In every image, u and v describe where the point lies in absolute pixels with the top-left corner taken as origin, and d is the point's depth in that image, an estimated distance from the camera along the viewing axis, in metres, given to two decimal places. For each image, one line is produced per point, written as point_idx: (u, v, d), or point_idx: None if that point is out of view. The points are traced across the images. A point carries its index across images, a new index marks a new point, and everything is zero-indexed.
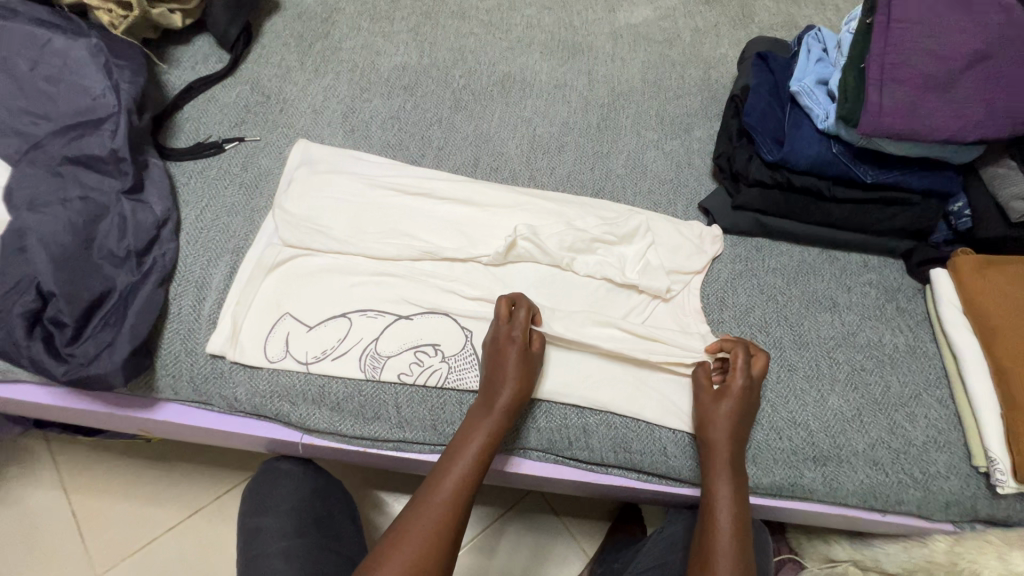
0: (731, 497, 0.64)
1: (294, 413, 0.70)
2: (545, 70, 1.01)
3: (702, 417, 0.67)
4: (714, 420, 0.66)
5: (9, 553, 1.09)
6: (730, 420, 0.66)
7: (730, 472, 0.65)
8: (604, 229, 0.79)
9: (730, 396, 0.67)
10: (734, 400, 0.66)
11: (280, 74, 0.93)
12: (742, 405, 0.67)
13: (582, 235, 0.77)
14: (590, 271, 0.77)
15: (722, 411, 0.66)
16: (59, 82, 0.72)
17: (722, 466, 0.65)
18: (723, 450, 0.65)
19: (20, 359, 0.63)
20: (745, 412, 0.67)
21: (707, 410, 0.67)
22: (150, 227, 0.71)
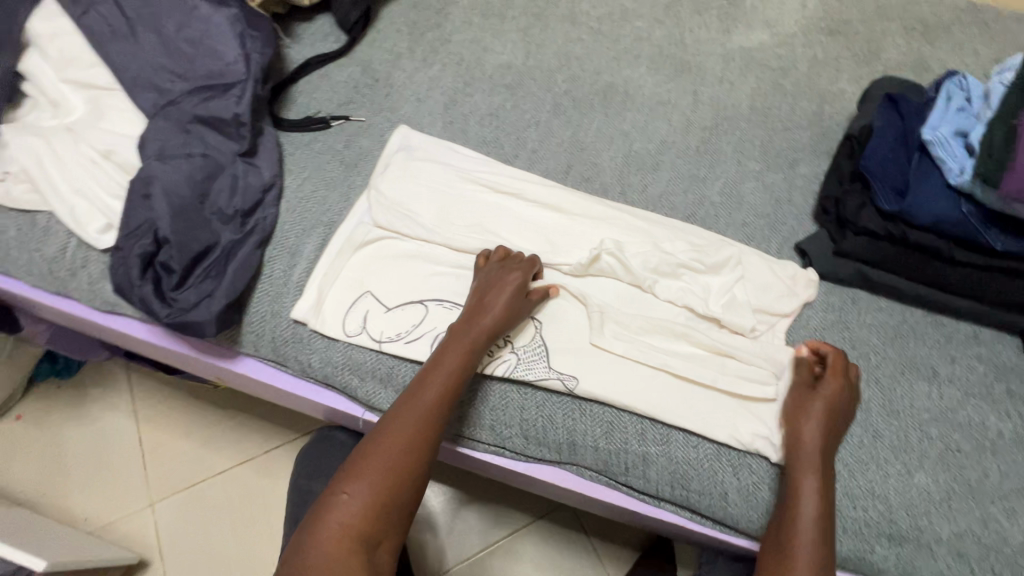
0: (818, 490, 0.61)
1: (361, 389, 0.72)
2: (649, 86, 0.98)
3: (793, 408, 0.66)
4: (807, 419, 0.64)
5: (81, 467, 1.19)
6: (821, 421, 0.64)
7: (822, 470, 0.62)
8: (691, 256, 0.76)
9: (828, 392, 0.66)
10: (825, 400, 0.65)
11: (391, 60, 0.96)
12: (835, 406, 0.65)
13: (669, 258, 0.75)
14: (672, 296, 0.74)
15: (816, 410, 0.65)
16: (198, 45, 0.78)
17: (811, 457, 0.62)
18: (813, 447, 0.63)
19: (131, 296, 0.68)
20: (839, 417, 0.65)
21: (805, 402, 0.66)
22: (257, 191, 0.75)
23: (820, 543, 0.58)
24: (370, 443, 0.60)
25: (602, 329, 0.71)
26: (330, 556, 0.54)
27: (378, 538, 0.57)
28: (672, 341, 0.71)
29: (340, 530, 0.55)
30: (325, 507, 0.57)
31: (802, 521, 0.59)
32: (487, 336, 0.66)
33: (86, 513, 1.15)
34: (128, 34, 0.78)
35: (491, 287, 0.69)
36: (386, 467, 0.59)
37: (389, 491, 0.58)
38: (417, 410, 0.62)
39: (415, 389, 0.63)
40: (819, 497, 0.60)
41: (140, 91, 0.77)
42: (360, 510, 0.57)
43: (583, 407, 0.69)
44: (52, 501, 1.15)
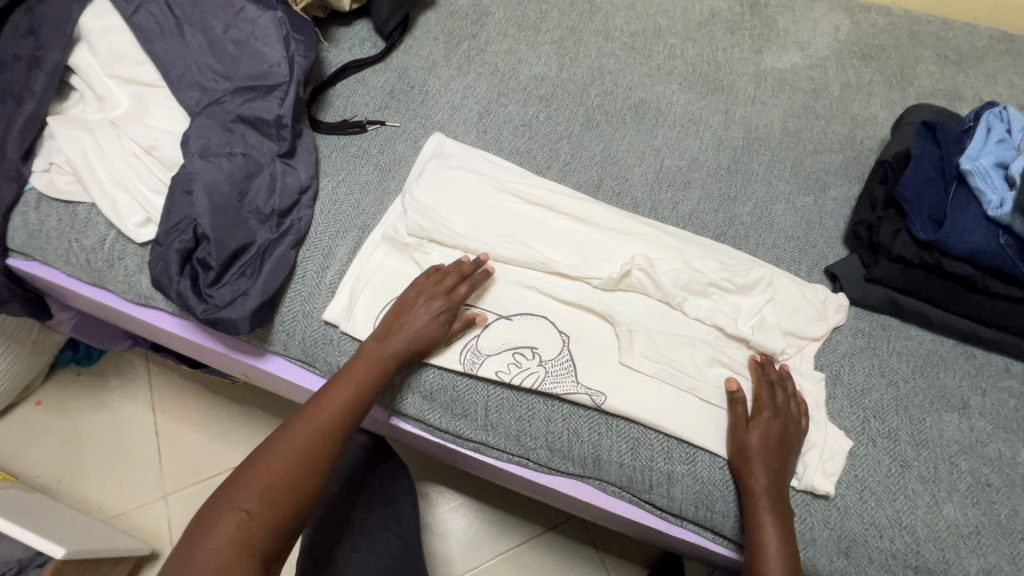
0: (775, 528, 0.61)
1: (389, 393, 0.73)
2: (681, 103, 0.99)
3: (733, 442, 0.66)
4: (753, 457, 0.63)
5: (97, 455, 1.20)
6: (761, 454, 0.63)
7: (771, 496, 0.62)
8: (722, 275, 0.76)
9: (763, 403, 0.66)
10: (761, 432, 0.64)
11: (427, 67, 0.98)
12: (782, 424, 0.65)
13: (700, 276, 0.75)
14: (701, 314, 0.74)
15: (751, 444, 0.64)
16: (244, 47, 0.79)
17: (759, 494, 0.62)
18: (760, 481, 0.63)
19: (168, 290, 0.69)
20: (787, 448, 0.65)
21: (739, 434, 0.65)
22: (294, 191, 0.76)
23: (788, 566, 0.59)
24: (277, 440, 0.63)
25: (631, 348, 0.71)
26: (220, 570, 0.54)
27: (272, 553, 0.57)
28: (700, 358, 0.71)
29: (234, 545, 0.55)
30: (216, 521, 0.57)
31: (764, 545, 0.60)
32: (397, 357, 0.68)
33: (101, 502, 1.15)
34: (176, 33, 0.80)
35: (405, 308, 0.69)
36: (281, 483, 0.60)
37: (283, 508, 0.59)
38: (314, 427, 0.63)
39: (315, 404, 0.65)
40: (774, 519, 0.61)
41: (185, 89, 0.78)
42: (254, 526, 0.57)
43: (611, 423, 0.69)
44: (67, 488, 1.16)
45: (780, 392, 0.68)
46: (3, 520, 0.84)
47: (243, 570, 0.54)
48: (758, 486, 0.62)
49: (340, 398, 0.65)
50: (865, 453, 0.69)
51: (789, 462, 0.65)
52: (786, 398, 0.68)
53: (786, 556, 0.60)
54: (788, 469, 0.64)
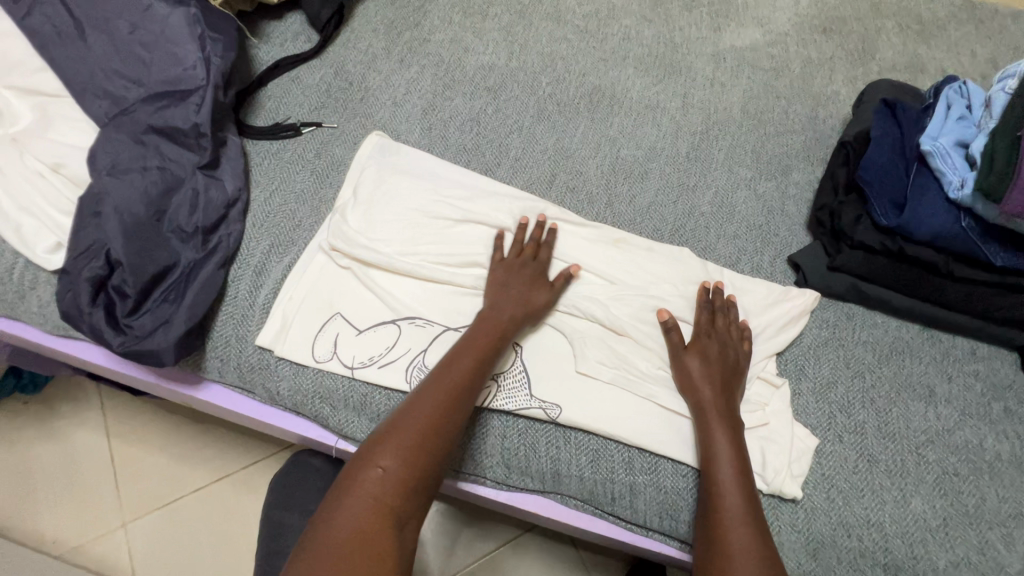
0: (728, 445, 0.61)
1: (333, 418, 0.68)
2: (637, 88, 0.95)
3: (676, 368, 0.67)
4: (698, 380, 0.65)
5: (50, 488, 1.14)
6: (704, 373, 0.65)
7: (723, 415, 0.63)
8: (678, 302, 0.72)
9: (715, 360, 0.66)
10: (701, 355, 0.66)
11: (366, 61, 0.91)
12: (720, 345, 0.67)
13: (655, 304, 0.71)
14: (652, 339, 0.69)
15: (696, 368, 0.65)
16: (154, 49, 0.72)
17: (710, 413, 0.63)
18: (709, 399, 0.63)
19: (81, 324, 0.63)
20: (727, 368, 0.66)
21: (680, 357, 0.67)
22: (220, 206, 0.71)
23: (742, 475, 0.59)
24: (408, 420, 0.57)
25: (585, 356, 0.68)
26: (360, 525, 0.50)
27: (409, 513, 0.53)
28: (655, 365, 0.68)
29: (373, 504, 0.52)
30: (355, 483, 0.53)
31: (717, 456, 0.60)
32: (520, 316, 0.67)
33: (57, 535, 1.10)
34: (76, 36, 0.72)
35: (507, 276, 0.70)
36: (417, 439, 0.56)
37: (423, 469, 0.55)
38: (458, 386, 0.60)
39: (443, 364, 0.62)
40: (725, 431, 0.61)
41: (91, 99, 0.71)
42: (394, 485, 0.53)
43: (568, 436, 0.66)
44: (20, 525, 1.11)
45: (731, 350, 0.68)
46: None
47: (381, 533, 0.50)
48: (709, 403, 0.63)
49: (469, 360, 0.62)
50: (831, 449, 0.67)
51: (734, 381, 0.66)
52: (736, 355, 0.68)
53: (739, 470, 0.60)
54: (734, 387, 0.66)
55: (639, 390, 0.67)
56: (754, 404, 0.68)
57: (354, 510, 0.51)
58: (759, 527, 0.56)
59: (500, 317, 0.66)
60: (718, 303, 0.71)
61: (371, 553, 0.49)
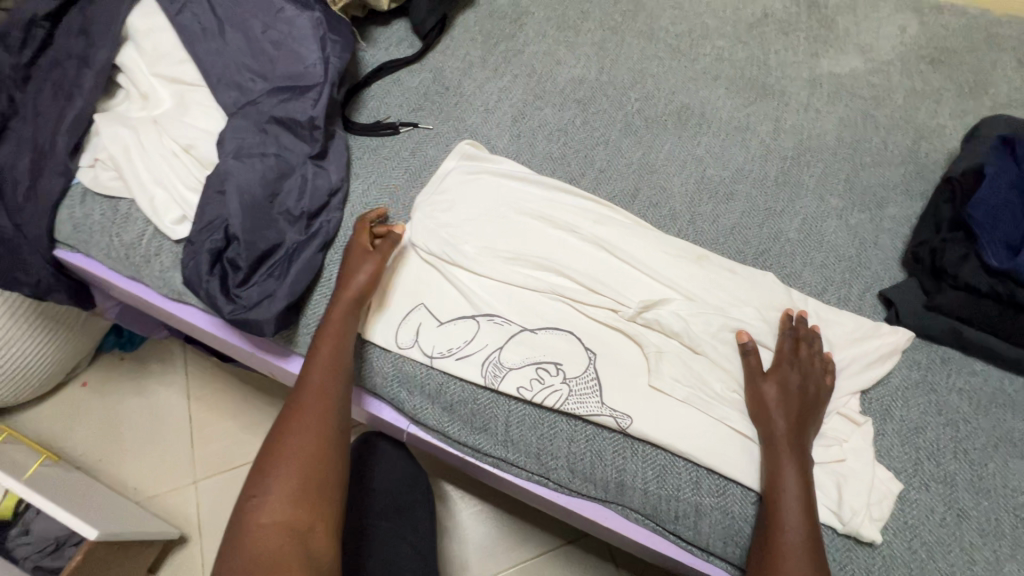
0: (797, 475, 0.59)
1: (410, 402, 0.71)
2: (727, 108, 0.94)
3: (748, 393, 0.66)
4: (773, 405, 0.63)
5: (134, 438, 1.24)
6: (782, 401, 0.63)
7: (793, 446, 0.61)
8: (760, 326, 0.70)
9: (786, 396, 0.63)
10: (779, 383, 0.64)
11: (463, 68, 0.96)
12: (802, 375, 0.65)
13: (735, 326, 0.70)
14: (730, 361, 0.69)
15: (773, 395, 0.64)
16: (281, 47, 0.79)
17: (778, 443, 0.61)
18: (778, 427, 0.62)
19: (198, 289, 0.70)
20: (806, 398, 0.64)
21: (756, 382, 0.66)
22: (324, 193, 0.76)
23: (806, 507, 0.58)
24: (276, 437, 0.62)
25: (659, 371, 0.68)
26: (255, 559, 0.55)
27: (308, 527, 0.57)
28: (730, 386, 0.67)
29: (259, 531, 0.56)
30: (242, 522, 0.58)
31: (781, 487, 0.59)
32: (355, 294, 0.69)
33: (136, 483, 1.20)
34: (216, 32, 0.80)
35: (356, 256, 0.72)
36: (292, 461, 0.60)
37: (304, 474, 0.59)
38: (313, 387, 0.64)
39: (305, 370, 0.66)
40: (793, 461, 0.60)
41: (222, 88, 0.79)
42: (281, 504, 0.57)
43: (636, 448, 0.65)
44: (106, 469, 1.21)
45: (813, 382, 0.65)
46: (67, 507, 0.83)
47: (281, 551, 0.55)
48: (780, 432, 0.62)
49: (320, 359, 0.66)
50: (916, 497, 0.63)
51: (813, 411, 0.64)
52: (816, 388, 0.65)
53: (804, 501, 0.58)
54: (812, 418, 0.64)
55: (712, 410, 0.66)
56: (832, 439, 0.65)
57: (248, 551, 0.55)
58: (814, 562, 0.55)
59: (344, 320, 0.68)
60: (799, 335, 0.69)
61: (279, 571, 0.54)
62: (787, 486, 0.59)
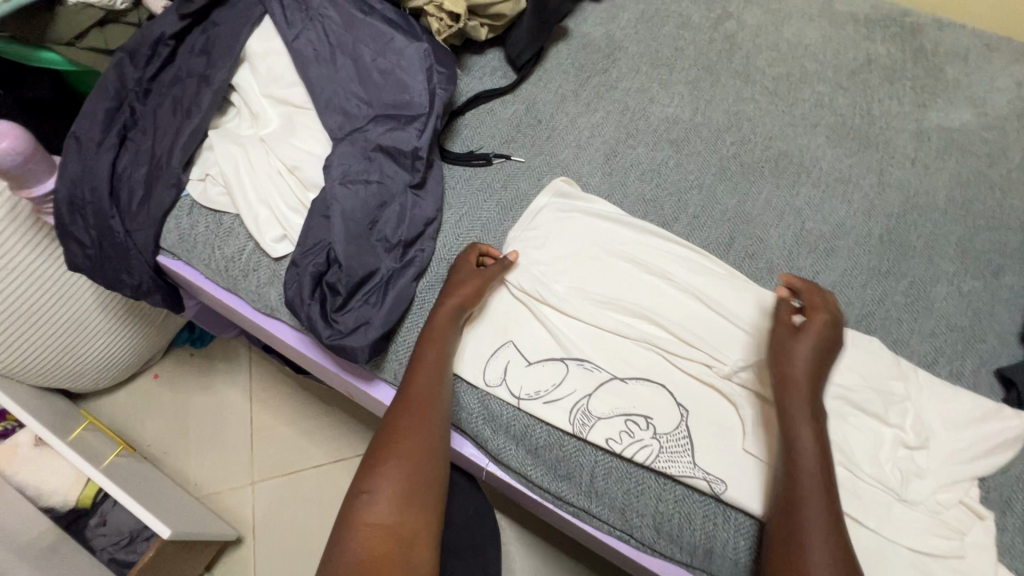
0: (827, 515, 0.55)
1: (493, 441, 0.71)
2: (827, 158, 0.91)
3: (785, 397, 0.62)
4: (802, 421, 0.60)
5: (199, 434, 1.28)
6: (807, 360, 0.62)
7: (821, 478, 0.57)
8: (867, 397, 0.67)
9: (798, 380, 0.62)
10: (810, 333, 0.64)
11: (555, 102, 0.96)
12: (829, 329, 0.65)
13: (840, 396, 0.67)
14: (833, 433, 0.65)
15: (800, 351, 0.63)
16: (389, 76, 0.81)
17: (806, 471, 0.57)
18: (812, 450, 0.58)
19: (298, 310, 0.72)
20: (822, 363, 0.63)
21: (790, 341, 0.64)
22: (421, 223, 0.77)
23: (842, 561, 0.53)
24: (384, 440, 0.63)
25: (756, 436, 0.65)
26: (362, 557, 0.55)
27: (412, 534, 0.57)
28: (834, 460, 0.64)
29: (368, 528, 0.57)
30: (350, 516, 0.58)
31: (805, 523, 0.55)
32: (457, 308, 0.70)
33: (197, 478, 1.24)
34: (328, 59, 0.83)
35: (457, 273, 0.73)
36: (402, 460, 0.61)
37: (409, 482, 0.60)
38: (420, 394, 0.65)
39: (409, 376, 0.67)
40: (824, 502, 0.56)
41: (329, 113, 0.81)
42: (387, 507, 0.58)
43: (729, 516, 0.63)
44: (171, 461, 1.25)
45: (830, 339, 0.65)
46: (146, 512, 0.90)
47: (382, 556, 0.55)
48: (805, 444, 0.59)
49: (423, 367, 0.67)
50: None
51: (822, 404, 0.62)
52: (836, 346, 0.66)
53: (837, 554, 0.53)
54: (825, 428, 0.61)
55: None
56: (952, 530, 0.60)
57: (354, 547, 0.56)
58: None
59: (450, 318, 0.70)
60: (811, 296, 0.68)
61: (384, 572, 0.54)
62: (814, 520, 0.55)
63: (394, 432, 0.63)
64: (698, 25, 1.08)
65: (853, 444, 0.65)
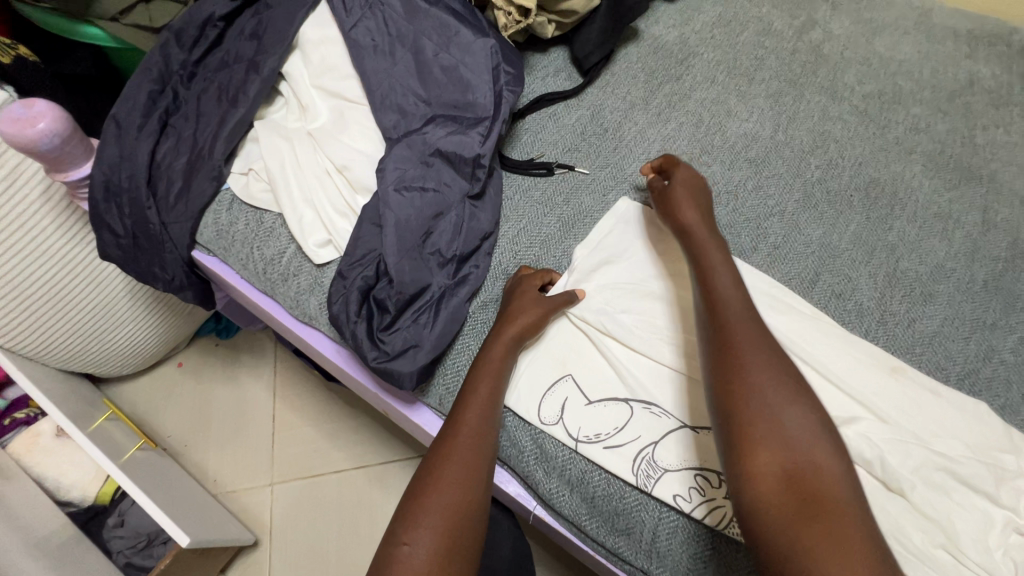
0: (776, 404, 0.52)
1: (545, 484, 0.64)
2: (925, 190, 0.82)
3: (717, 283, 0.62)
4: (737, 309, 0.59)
5: (220, 429, 1.25)
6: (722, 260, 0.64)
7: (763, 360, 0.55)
8: (976, 471, 0.59)
9: (708, 243, 0.66)
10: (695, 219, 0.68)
11: (623, 109, 0.88)
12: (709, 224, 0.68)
13: (945, 469, 0.59)
14: (938, 512, 0.57)
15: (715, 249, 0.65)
16: (451, 74, 0.74)
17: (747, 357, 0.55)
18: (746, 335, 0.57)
19: (342, 326, 0.66)
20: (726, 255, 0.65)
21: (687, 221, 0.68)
22: (477, 237, 0.70)
23: (790, 452, 0.50)
24: (427, 483, 0.55)
25: None
26: None
27: None
28: (937, 542, 0.56)
29: None
30: (384, 569, 0.51)
31: (756, 412, 0.52)
32: (516, 337, 0.64)
33: (216, 475, 1.20)
34: (387, 52, 0.77)
35: (515, 297, 0.67)
36: (445, 511, 0.53)
37: (453, 538, 0.52)
38: (471, 434, 0.58)
39: (459, 413, 0.60)
40: (771, 391, 0.53)
41: (384, 109, 0.74)
42: (426, 565, 0.50)
43: None
44: (190, 455, 1.22)
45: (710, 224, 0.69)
46: (165, 516, 0.86)
47: None
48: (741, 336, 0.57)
49: (473, 404, 0.60)
50: None
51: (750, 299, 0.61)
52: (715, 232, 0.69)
53: (783, 443, 0.51)
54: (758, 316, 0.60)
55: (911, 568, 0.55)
56: None
57: None
58: (802, 494, 0.49)
59: (508, 350, 0.64)
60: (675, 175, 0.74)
61: None
62: (772, 389, 0.53)
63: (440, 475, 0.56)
64: (780, 33, 0.99)
65: (960, 526, 0.57)
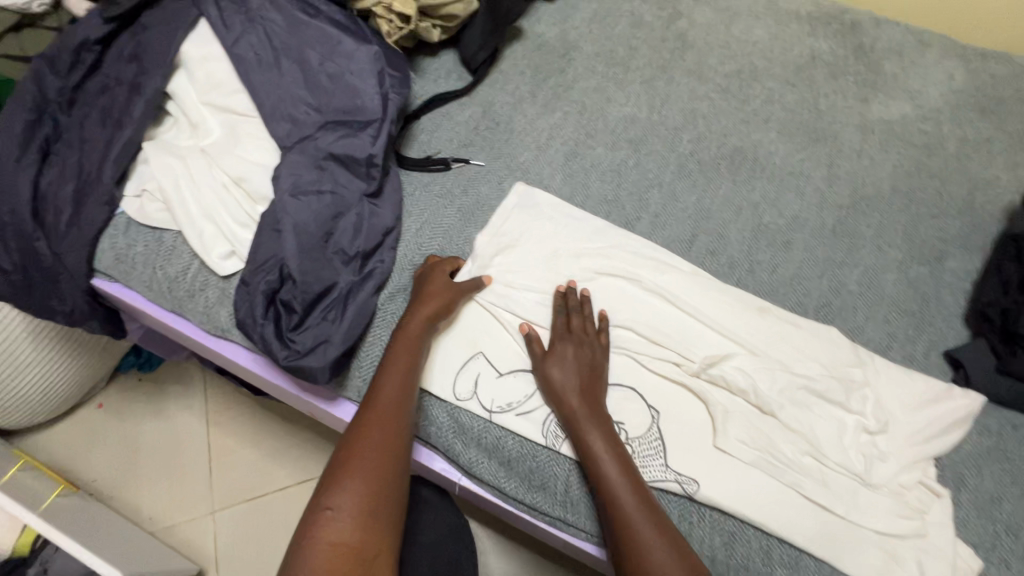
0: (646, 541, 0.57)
1: (466, 456, 0.69)
2: (780, 153, 0.93)
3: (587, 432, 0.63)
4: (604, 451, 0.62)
5: (151, 465, 1.20)
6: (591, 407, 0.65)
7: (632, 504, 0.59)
8: (830, 385, 0.68)
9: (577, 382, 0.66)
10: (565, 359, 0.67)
11: (513, 103, 0.94)
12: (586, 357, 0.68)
13: (805, 387, 0.68)
14: (800, 425, 0.66)
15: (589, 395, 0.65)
16: (338, 81, 0.78)
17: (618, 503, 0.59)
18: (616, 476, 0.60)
19: (252, 332, 0.68)
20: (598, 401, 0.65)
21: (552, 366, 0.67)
22: (379, 233, 0.74)
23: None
24: (350, 450, 0.58)
25: (726, 431, 0.66)
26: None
27: (377, 552, 0.53)
28: (802, 449, 0.65)
29: (331, 549, 0.52)
30: (309, 531, 0.53)
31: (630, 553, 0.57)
32: (428, 318, 0.68)
33: (151, 511, 1.16)
34: (272, 64, 0.79)
35: (425, 281, 0.72)
36: (370, 473, 0.57)
37: (378, 496, 0.56)
38: (391, 403, 0.62)
39: (378, 385, 0.63)
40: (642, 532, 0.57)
41: (275, 120, 0.77)
42: (352, 522, 0.53)
43: (704, 514, 0.64)
44: (121, 496, 1.17)
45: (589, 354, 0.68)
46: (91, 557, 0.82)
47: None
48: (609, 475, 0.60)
49: (392, 377, 0.64)
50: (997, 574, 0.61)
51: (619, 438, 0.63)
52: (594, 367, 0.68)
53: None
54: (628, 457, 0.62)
55: (782, 475, 0.64)
56: (913, 509, 0.63)
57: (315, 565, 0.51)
58: None
59: (421, 331, 0.67)
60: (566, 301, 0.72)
61: None
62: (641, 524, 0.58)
63: (362, 441, 0.59)
64: (650, 25, 1.08)
65: (818, 434, 0.66)
